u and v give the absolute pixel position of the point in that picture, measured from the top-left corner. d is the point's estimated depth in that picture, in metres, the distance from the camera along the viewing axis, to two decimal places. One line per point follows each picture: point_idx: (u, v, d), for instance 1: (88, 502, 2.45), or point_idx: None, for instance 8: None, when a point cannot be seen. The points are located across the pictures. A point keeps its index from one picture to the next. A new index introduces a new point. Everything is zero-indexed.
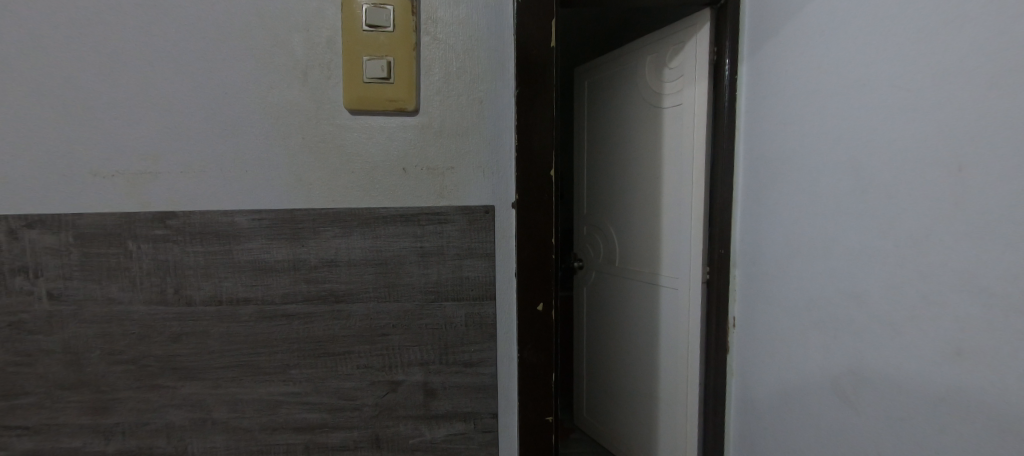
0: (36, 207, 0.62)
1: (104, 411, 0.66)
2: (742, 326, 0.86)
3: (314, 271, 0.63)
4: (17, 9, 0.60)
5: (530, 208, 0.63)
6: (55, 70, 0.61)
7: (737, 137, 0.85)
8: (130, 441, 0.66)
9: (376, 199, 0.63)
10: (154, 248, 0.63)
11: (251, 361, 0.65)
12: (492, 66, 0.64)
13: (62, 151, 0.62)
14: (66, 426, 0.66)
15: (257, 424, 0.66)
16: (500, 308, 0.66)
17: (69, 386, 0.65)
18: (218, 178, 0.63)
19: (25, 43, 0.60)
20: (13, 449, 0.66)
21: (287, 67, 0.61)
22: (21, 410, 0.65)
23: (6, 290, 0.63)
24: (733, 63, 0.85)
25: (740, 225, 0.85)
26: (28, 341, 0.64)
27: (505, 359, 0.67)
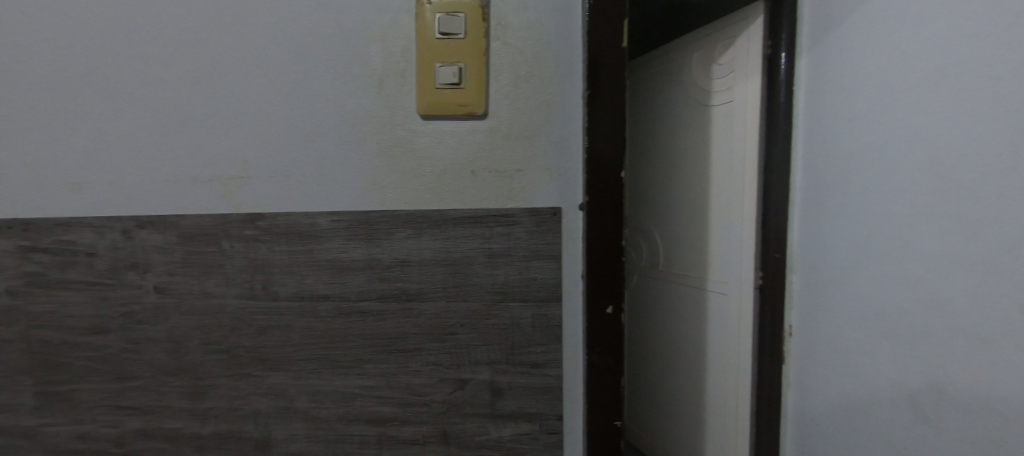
0: (147, 210, 0.70)
1: (201, 396, 0.72)
2: (800, 336, 0.79)
3: (389, 270, 0.66)
4: (128, 32, 0.67)
5: (599, 210, 0.62)
6: (160, 87, 0.68)
7: (795, 134, 0.79)
8: (222, 425, 0.72)
9: (443, 201, 0.65)
10: (245, 246, 0.68)
11: (328, 354, 0.69)
12: (560, 69, 0.64)
13: (167, 159, 0.69)
14: (169, 409, 0.73)
15: (334, 415, 0.70)
16: (566, 310, 0.66)
17: (172, 372, 0.72)
18: (300, 183, 0.67)
19: (134, 63, 0.68)
20: (127, 426, 0.74)
21: (363, 76, 0.65)
22: (132, 392, 0.73)
23: (122, 284, 0.71)
24: (789, 58, 0.78)
25: (797, 230, 0.79)
26: (138, 330, 0.72)
27: (571, 362, 0.67)
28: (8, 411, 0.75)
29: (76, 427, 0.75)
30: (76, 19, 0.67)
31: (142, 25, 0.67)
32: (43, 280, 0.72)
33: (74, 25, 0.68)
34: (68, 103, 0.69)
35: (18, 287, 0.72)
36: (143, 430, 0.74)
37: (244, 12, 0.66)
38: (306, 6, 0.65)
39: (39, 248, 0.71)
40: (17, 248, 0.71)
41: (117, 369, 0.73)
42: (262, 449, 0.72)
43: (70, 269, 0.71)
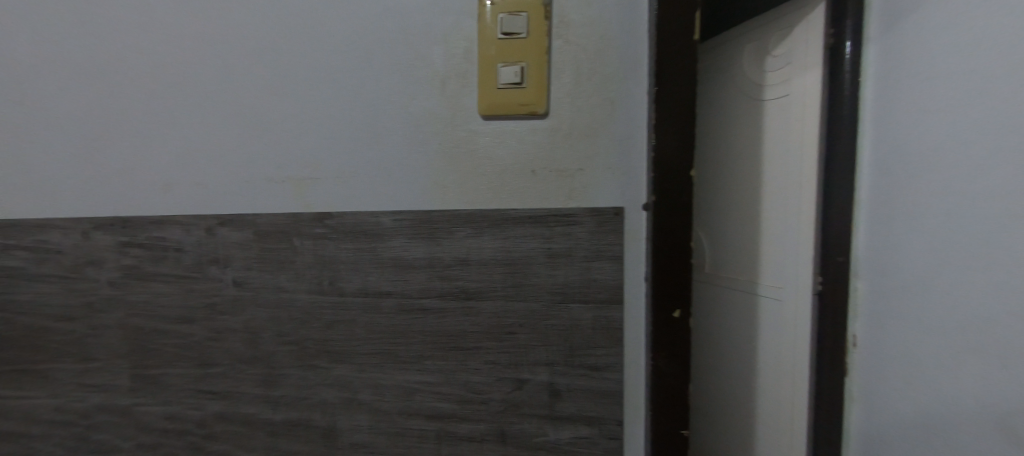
0: (228, 209, 0.75)
1: (274, 384, 0.77)
2: (866, 346, 0.69)
3: (449, 269, 0.67)
4: (211, 43, 0.73)
5: (665, 211, 0.60)
6: (238, 95, 0.73)
7: (862, 127, 0.69)
8: (292, 412, 0.77)
9: (503, 201, 0.66)
10: (315, 244, 0.72)
11: (390, 349, 0.71)
12: (624, 66, 0.62)
13: (245, 161, 0.74)
14: (245, 395, 0.78)
15: (395, 408, 0.72)
16: (628, 313, 0.64)
17: (248, 360, 0.77)
18: (365, 183, 0.70)
19: (216, 72, 0.73)
20: (208, 409, 0.80)
21: (425, 79, 0.66)
22: (213, 378, 0.79)
23: (205, 277, 0.77)
24: (854, 46, 0.69)
25: (864, 232, 0.69)
26: (219, 321, 0.77)
27: (633, 367, 0.65)
28: (109, 390, 0.83)
29: (165, 408, 0.82)
30: (166, 34, 0.74)
31: (222, 37, 0.72)
32: (139, 273, 0.79)
33: (165, 39, 0.74)
34: (160, 112, 0.75)
35: (119, 279, 0.80)
36: (222, 413, 0.80)
37: (313, 21, 0.69)
38: (370, 12, 0.67)
39: (136, 243, 0.78)
40: (118, 244, 0.79)
41: (200, 355, 0.79)
42: (328, 438, 0.76)
43: (160, 263, 0.78)
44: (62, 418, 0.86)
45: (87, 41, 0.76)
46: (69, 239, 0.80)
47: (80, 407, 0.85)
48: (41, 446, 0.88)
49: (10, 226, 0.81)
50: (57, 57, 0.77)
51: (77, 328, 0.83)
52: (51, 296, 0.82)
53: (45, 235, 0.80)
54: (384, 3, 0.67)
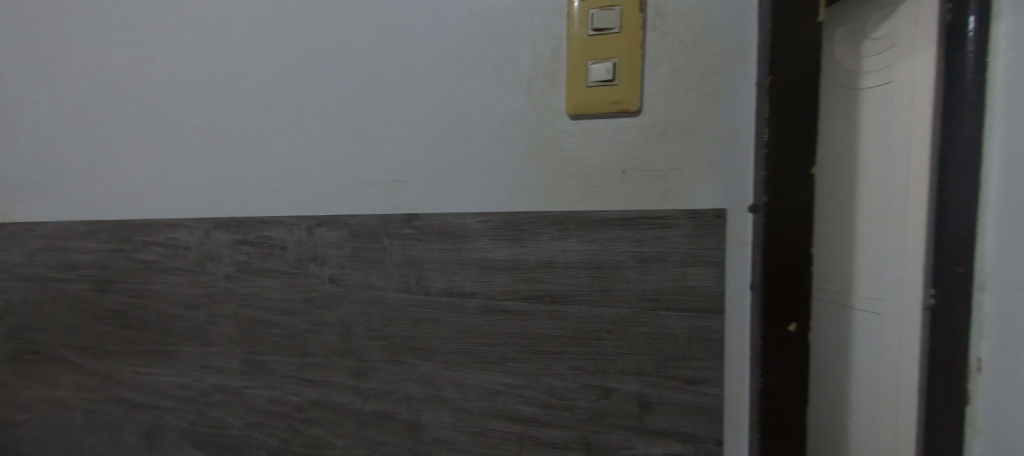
0: (326, 211, 0.80)
1: (364, 376, 0.81)
2: (996, 380, 0.54)
3: (533, 271, 0.67)
4: (313, 55, 0.78)
5: (777, 213, 0.56)
6: (335, 104, 0.78)
7: (989, 113, 0.55)
8: (380, 404, 0.80)
9: (591, 202, 0.64)
10: (404, 243, 0.75)
11: (474, 349, 0.72)
12: (729, 56, 0.58)
13: (342, 166, 0.78)
14: (338, 384, 0.83)
15: (477, 408, 0.73)
16: (730, 324, 0.60)
17: (341, 352, 0.82)
18: (453, 184, 0.72)
19: (318, 83, 0.78)
20: (306, 395, 0.86)
21: (512, 81, 0.66)
22: (311, 367, 0.85)
23: (306, 274, 0.83)
24: (980, 20, 0.55)
25: (993, 243, 0.54)
26: (316, 314, 0.83)
27: (736, 383, 0.60)
28: (224, 372, 0.93)
29: (269, 392, 0.89)
30: (272, 49, 0.81)
31: (321, 51, 0.77)
32: (250, 268, 0.87)
33: (273, 55, 0.81)
34: (269, 122, 0.83)
35: (233, 273, 0.89)
36: (317, 401, 0.85)
37: (404, 30, 0.72)
38: (458, 19, 0.68)
39: (247, 241, 0.86)
40: (233, 241, 0.87)
41: (299, 346, 0.85)
42: (413, 432, 0.78)
43: (267, 259, 0.85)
44: (186, 395, 0.97)
45: (211, 61, 0.86)
46: (196, 237, 0.90)
47: (200, 386, 0.95)
48: (170, 417, 1.00)
49: (152, 226, 0.94)
50: (189, 78, 0.88)
51: (200, 315, 0.93)
52: (181, 287, 0.94)
53: (178, 232, 0.92)
54: (472, 8, 0.68)
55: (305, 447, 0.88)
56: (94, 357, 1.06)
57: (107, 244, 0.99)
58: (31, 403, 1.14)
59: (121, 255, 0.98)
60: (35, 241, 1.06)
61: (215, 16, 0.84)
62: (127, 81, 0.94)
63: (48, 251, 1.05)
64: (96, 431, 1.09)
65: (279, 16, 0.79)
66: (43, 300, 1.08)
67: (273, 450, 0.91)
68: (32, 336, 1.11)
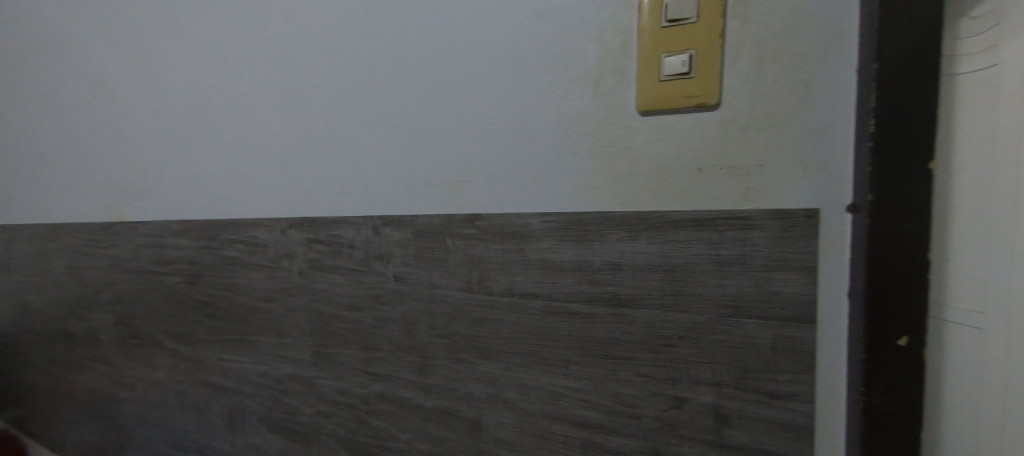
0: (392, 211, 0.83)
1: (427, 373, 0.82)
2: None
3: (599, 273, 0.65)
4: (381, 60, 0.80)
5: (884, 214, 0.50)
6: (401, 107, 0.80)
7: None
8: (442, 401, 0.81)
9: (662, 202, 0.61)
10: (467, 243, 0.75)
11: (537, 351, 0.71)
12: (823, 42, 0.53)
13: (407, 167, 0.81)
14: (402, 379, 0.85)
15: (540, 410, 0.72)
16: (823, 335, 0.55)
17: (404, 348, 0.84)
18: (515, 184, 0.71)
19: (386, 86, 0.81)
20: (371, 388, 0.89)
21: (578, 79, 0.65)
22: (376, 361, 0.88)
23: (372, 272, 0.86)
24: None
25: None
26: (382, 311, 0.86)
27: (831, 400, 0.55)
28: (297, 363, 0.98)
29: (338, 384, 0.93)
30: (341, 55, 0.84)
31: (387, 56, 0.80)
32: (321, 265, 0.91)
33: (343, 61, 0.84)
34: (340, 127, 0.87)
35: (306, 269, 0.94)
36: (382, 394, 0.88)
37: (467, 32, 0.72)
38: (521, 18, 0.68)
39: (319, 240, 0.91)
40: (306, 240, 0.93)
41: (365, 340, 0.88)
42: (474, 430, 0.79)
43: (337, 257, 0.89)
44: (264, 383, 1.04)
45: (287, 70, 0.91)
46: (274, 235, 0.97)
47: (276, 375, 1.02)
48: (250, 402, 1.08)
49: (236, 225, 1.02)
50: (268, 87, 0.94)
51: (277, 308, 0.99)
52: (261, 282, 1.00)
53: (258, 231, 0.99)
54: (536, 7, 0.67)
55: (370, 438, 0.91)
56: (186, 344, 1.16)
57: (199, 241, 1.09)
58: (139, 381, 1.29)
59: (210, 252, 1.07)
60: (142, 239, 1.19)
61: (291, 29, 0.89)
62: (215, 93, 1.02)
63: (153, 247, 1.17)
64: (188, 411, 1.20)
65: (348, 25, 0.83)
66: (149, 291, 1.21)
67: (341, 440, 0.95)
68: (139, 323, 1.25)
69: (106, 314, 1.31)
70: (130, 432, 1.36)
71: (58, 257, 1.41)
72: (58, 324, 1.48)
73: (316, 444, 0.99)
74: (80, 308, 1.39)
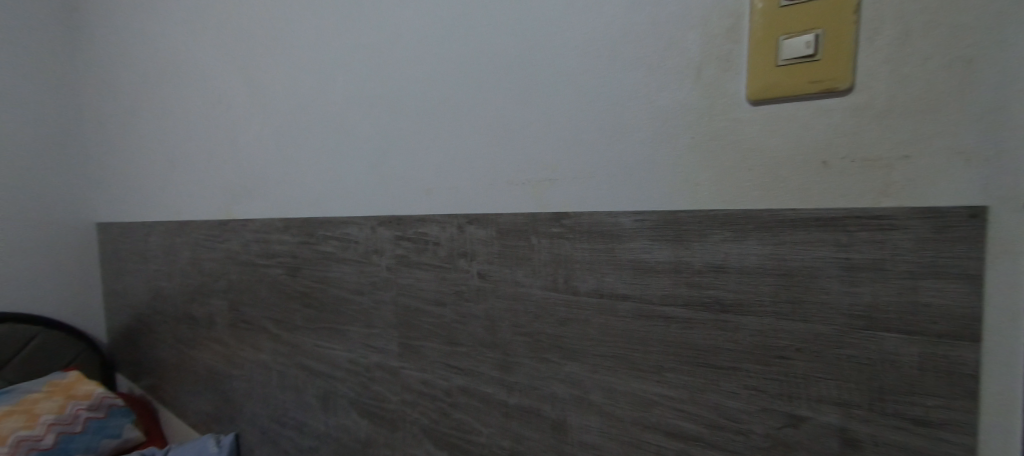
0: (477, 210, 0.84)
1: (510, 370, 0.82)
2: None
3: (700, 276, 0.61)
4: (469, 61, 0.82)
5: None
6: (486, 108, 0.81)
7: None
8: (524, 399, 0.81)
9: (775, 199, 0.55)
10: (553, 242, 0.74)
11: (627, 355, 0.68)
12: (992, 9, 0.45)
13: (491, 165, 0.82)
14: (485, 375, 0.86)
15: (629, 417, 0.69)
16: (988, 356, 0.46)
17: (487, 344, 0.85)
18: (604, 182, 0.69)
19: (473, 86, 0.82)
20: (454, 381, 0.91)
21: (676, 68, 0.61)
22: (459, 355, 0.90)
23: (456, 269, 0.88)
24: None
25: None
26: (465, 307, 0.87)
27: (999, 433, 0.46)
28: (385, 353, 1.03)
29: (422, 375, 0.97)
30: (430, 59, 0.87)
31: (473, 58, 0.81)
32: (407, 261, 0.95)
33: (432, 65, 0.87)
34: (428, 129, 0.90)
35: (394, 265, 0.98)
36: (464, 388, 0.90)
37: (554, 29, 0.71)
38: (612, 10, 0.66)
39: (406, 237, 0.95)
40: (395, 237, 0.97)
41: (448, 335, 0.91)
42: (558, 431, 0.78)
43: (423, 253, 0.92)
44: (354, 370, 1.11)
45: (380, 76, 0.96)
46: (365, 232, 1.02)
47: (365, 363, 1.08)
48: (342, 387, 1.15)
49: (332, 222, 1.09)
50: (361, 95, 1.00)
51: (367, 301, 1.05)
52: (353, 276, 1.07)
53: (351, 229, 1.05)
54: None
55: (453, 430, 0.93)
56: (287, 330, 1.27)
57: (300, 237, 1.18)
58: (248, 361, 1.43)
59: (309, 248, 1.16)
60: (253, 235, 1.32)
61: (383, 39, 0.94)
62: (315, 100, 1.11)
63: (261, 242, 1.30)
64: (288, 391, 1.31)
65: (436, 31, 0.86)
66: (257, 281, 1.34)
67: (424, 429, 0.99)
68: (248, 310, 1.39)
69: (223, 300, 1.48)
70: (240, 406, 1.52)
71: (184, 249, 1.62)
72: (184, 307, 1.70)
73: (401, 431, 1.03)
74: (202, 294, 1.58)
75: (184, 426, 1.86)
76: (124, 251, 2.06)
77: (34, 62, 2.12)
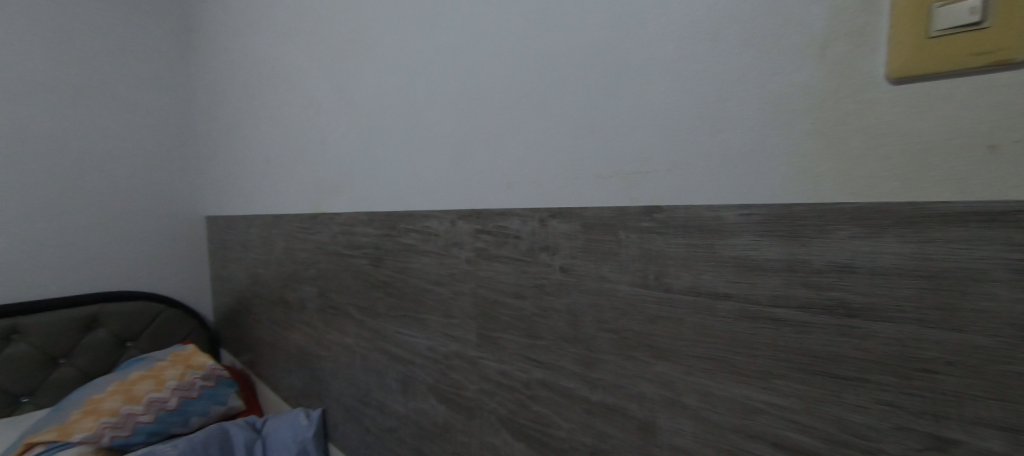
0: (561, 204, 0.83)
1: (593, 366, 0.81)
2: None
3: (820, 276, 0.55)
4: (556, 53, 0.81)
5: None
6: (566, 101, 0.81)
7: None
8: (608, 396, 0.79)
9: (921, 191, 0.49)
10: (643, 237, 0.72)
11: (728, 359, 0.64)
12: None
13: (576, 159, 0.81)
14: (566, 370, 0.85)
15: (729, 424, 0.65)
16: None
17: (568, 339, 0.84)
18: (701, 174, 0.65)
19: (559, 79, 0.81)
20: (534, 374, 0.92)
21: (793, 48, 0.56)
22: (538, 348, 0.90)
23: (538, 262, 0.87)
24: None
25: None
26: (546, 301, 0.87)
27: None
28: (464, 342, 1.06)
29: (500, 366, 0.98)
30: (515, 53, 0.88)
31: (557, 52, 0.81)
32: (487, 254, 0.97)
33: (518, 59, 0.87)
34: (510, 124, 0.91)
35: (473, 257, 1.00)
36: (544, 381, 0.90)
37: (647, 16, 0.69)
38: None
39: (486, 231, 0.97)
40: (476, 230, 0.99)
41: (528, 328, 0.91)
42: (645, 432, 0.75)
43: (503, 247, 0.93)
44: (433, 357, 1.15)
45: (465, 73, 0.99)
46: (445, 225, 1.06)
47: (444, 351, 1.11)
48: (421, 373, 1.20)
49: (413, 216, 1.15)
50: (441, 94, 1.05)
51: (446, 291, 1.08)
52: (433, 267, 1.11)
53: (431, 222, 1.10)
54: None
55: (531, 422, 0.94)
56: (371, 316, 1.34)
57: (383, 230, 1.25)
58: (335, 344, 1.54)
59: (392, 239, 1.22)
60: (341, 227, 1.42)
61: (463, 38, 0.98)
62: (401, 100, 1.17)
63: (348, 234, 1.39)
64: (371, 374, 1.39)
65: (517, 26, 0.87)
66: (343, 270, 1.44)
67: (501, 418, 1.00)
68: (336, 296, 1.49)
69: (314, 287, 1.60)
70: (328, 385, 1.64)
71: (280, 240, 1.77)
72: (278, 293, 1.86)
73: (478, 419, 1.06)
74: (294, 281, 1.72)
75: (278, 399, 2.05)
76: (229, 240, 2.30)
77: (156, 90, 2.61)
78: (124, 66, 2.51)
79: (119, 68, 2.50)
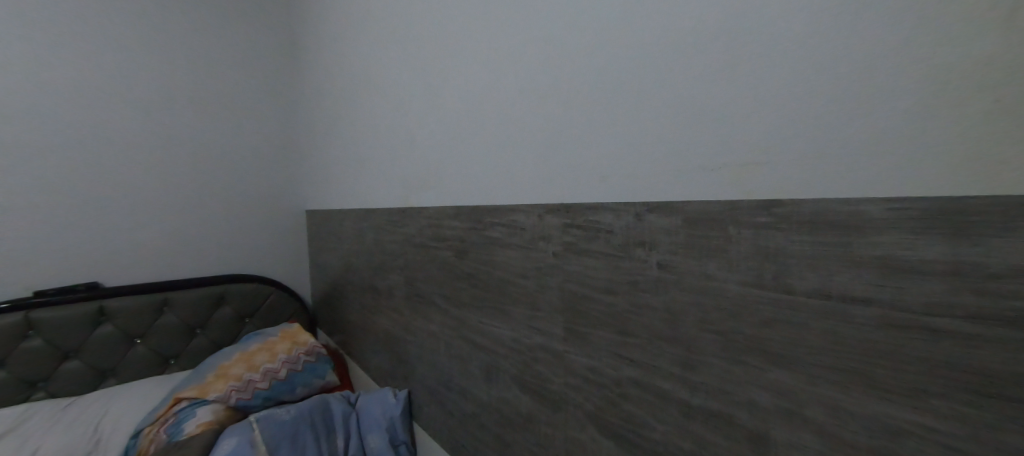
0: (660, 197, 0.79)
1: (694, 368, 0.76)
2: None
3: (999, 282, 0.47)
4: (662, 40, 0.78)
5: None
6: (667, 90, 0.77)
7: None
8: (712, 401, 0.75)
9: None
10: (759, 233, 0.66)
11: (864, 371, 0.57)
12: None
13: (677, 150, 0.77)
14: (662, 370, 0.82)
15: (863, 442, 0.58)
16: None
17: (666, 339, 0.80)
18: (831, 164, 0.58)
19: (664, 66, 0.78)
20: (625, 372, 0.89)
21: (968, 21, 0.49)
22: (632, 346, 0.87)
23: (633, 258, 0.84)
24: None
25: None
26: (642, 298, 0.84)
27: None
28: (550, 336, 1.06)
29: (588, 361, 0.96)
30: (615, 43, 0.86)
31: (659, 40, 0.78)
32: (577, 248, 0.96)
33: (619, 49, 0.85)
34: (604, 116, 0.89)
35: (561, 251, 1.00)
36: (636, 380, 0.87)
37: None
38: None
39: (576, 225, 0.95)
40: (565, 224, 0.98)
41: (621, 325, 0.88)
42: (756, 442, 0.69)
43: (595, 241, 0.92)
44: (518, 348, 1.16)
45: (561, 66, 0.98)
46: (533, 219, 1.07)
47: (529, 343, 1.12)
48: (505, 363, 1.22)
49: (501, 210, 1.17)
50: (534, 89, 1.06)
51: (532, 284, 1.09)
52: (519, 260, 1.12)
53: (518, 215, 1.11)
54: None
55: (622, 421, 0.91)
56: (456, 306, 1.39)
57: (471, 223, 1.29)
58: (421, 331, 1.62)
59: (478, 232, 1.26)
60: (429, 220, 1.48)
61: (560, 32, 0.98)
62: (493, 97, 1.20)
63: (435, 226, 1.45)
64: (456, 361, 1.44)
65: (618, 16, 0.85)
66: (430, 261, 1.50)
67: (589, 414, 0.98)
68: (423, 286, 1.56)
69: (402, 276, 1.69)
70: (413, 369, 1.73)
71: (372, 232, 1.90)
72: (369, 280, 2.00)
73: (564, 413, 1.05)
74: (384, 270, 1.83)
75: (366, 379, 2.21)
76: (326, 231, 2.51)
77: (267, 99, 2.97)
78: (246, 80, 2.91)
79: (243, 82, 2.90)
